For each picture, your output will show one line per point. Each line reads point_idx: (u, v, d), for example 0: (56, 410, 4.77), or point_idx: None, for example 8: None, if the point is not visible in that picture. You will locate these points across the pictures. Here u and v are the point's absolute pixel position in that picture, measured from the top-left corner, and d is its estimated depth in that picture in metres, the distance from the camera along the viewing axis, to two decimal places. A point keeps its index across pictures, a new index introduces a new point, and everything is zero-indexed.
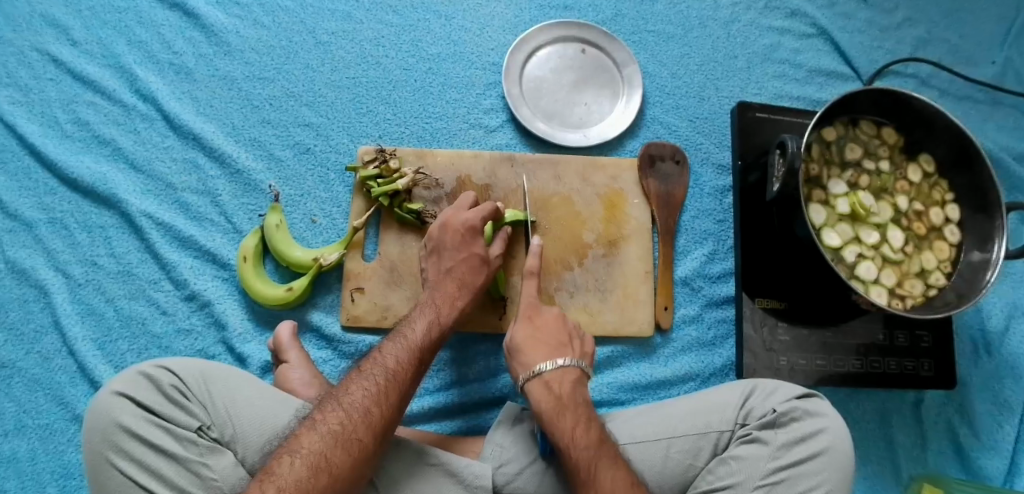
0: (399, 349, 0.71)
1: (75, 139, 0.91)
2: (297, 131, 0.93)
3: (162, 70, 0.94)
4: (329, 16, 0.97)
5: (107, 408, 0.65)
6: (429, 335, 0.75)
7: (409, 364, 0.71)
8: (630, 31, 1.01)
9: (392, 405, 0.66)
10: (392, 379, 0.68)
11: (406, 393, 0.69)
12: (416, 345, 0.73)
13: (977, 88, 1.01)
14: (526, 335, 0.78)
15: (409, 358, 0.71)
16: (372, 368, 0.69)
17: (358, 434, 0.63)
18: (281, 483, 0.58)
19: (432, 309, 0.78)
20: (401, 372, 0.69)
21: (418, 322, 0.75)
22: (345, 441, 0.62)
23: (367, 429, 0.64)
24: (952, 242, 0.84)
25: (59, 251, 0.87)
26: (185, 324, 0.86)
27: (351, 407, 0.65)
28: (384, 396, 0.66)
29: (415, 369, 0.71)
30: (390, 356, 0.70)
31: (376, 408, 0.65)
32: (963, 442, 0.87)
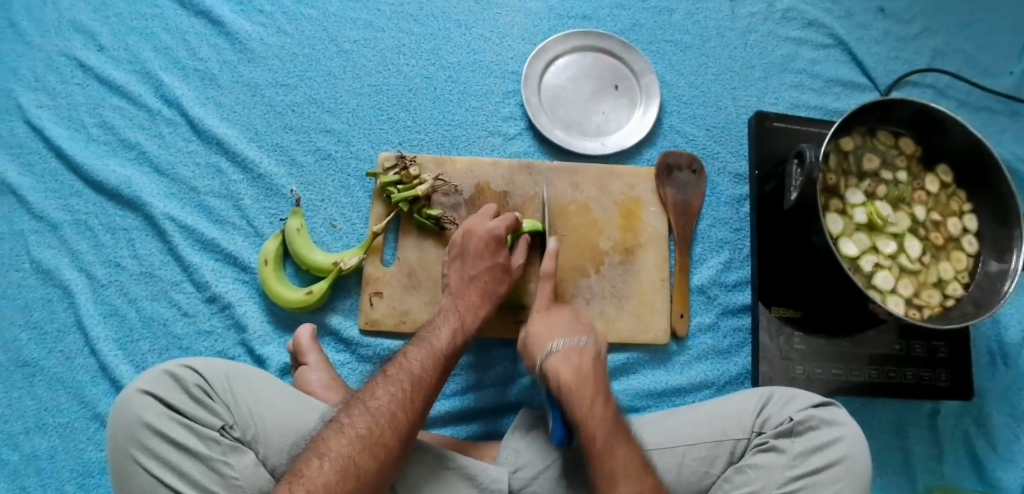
0: (424, 354, 0.73)
1: (101, 143, 0.93)
2: (319, 137, 0.95)
3: (187, 76, 0.96)
4: (351, 25, 0.99)
5: (133, 406, 0.66)
6: (453, 342, 0.76)
7: (434, 370, 0.72)
8: (647, 41, 1.02)
9: (417, 410, 0.68)
10: (418, 386, 0.69)
11: (431, 399, 0.70)
12: (440, 351, 0.74)
13: (995, 99, 1.01)
14: (575, 357, 0.75)
15: (434, 364, 0.72)
16: (397, 373, 0.70)
17: (386, 439, 0.64)
18: (310, 486, 0.59)
19: (456, 316, 0.79)
20: (426, 378, 0.70)
21: (443, 328, 0.77)
22: (373, 445, 0.63)
23: (395, 434, 0.65)
24: (970, 253, 0.84)
25: (84, 252, 0.89)
26: (205, 325, 0.88)
27: (379, 411, 0.66)
28: (410, 401, 0.67)
29: (439, 375, 0.72)
30: (415, 361, 0.71)
31: (402, 413, 0.66)
32: (980, 453, 0.87)
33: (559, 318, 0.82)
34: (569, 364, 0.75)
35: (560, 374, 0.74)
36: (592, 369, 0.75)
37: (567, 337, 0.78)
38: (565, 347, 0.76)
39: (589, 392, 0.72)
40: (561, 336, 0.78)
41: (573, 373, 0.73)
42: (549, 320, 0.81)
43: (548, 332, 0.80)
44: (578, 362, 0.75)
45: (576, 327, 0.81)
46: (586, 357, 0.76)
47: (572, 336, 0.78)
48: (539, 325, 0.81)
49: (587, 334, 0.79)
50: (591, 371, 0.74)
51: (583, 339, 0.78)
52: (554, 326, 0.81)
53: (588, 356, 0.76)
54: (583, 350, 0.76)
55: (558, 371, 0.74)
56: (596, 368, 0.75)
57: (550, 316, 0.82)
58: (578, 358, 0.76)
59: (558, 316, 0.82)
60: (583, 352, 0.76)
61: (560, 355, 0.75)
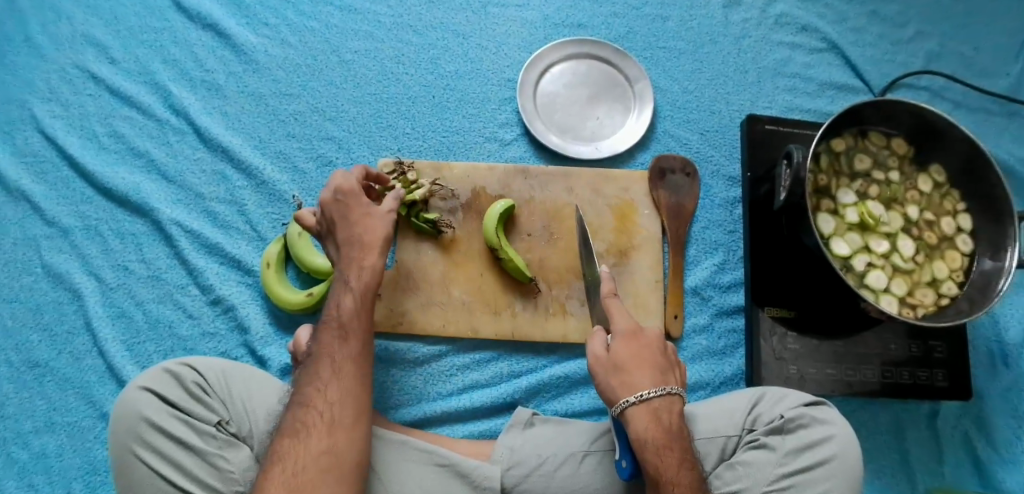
0: (327, 331, 0.71)
1: (111, 152, 0.97)
2: (321, 145, 0.98)
3: (194, 86, 1.00)
4: (353, 36, 1.02)
5: (133, 402, 0.68)
6: (353, 308, 0.72)
7: (334, 343, 0.70)
8: (641, 48, 1.04)
9: (325, 385, 0.67)
10: (322, 365, 0.69)
11: (343, 368, 0.69)
12: (337, 322, 0.72)
13: (991, 100, 1.01)
14: (664, 410, 0.68)
15: (333, 338, 0.71)
16: (306, 362, 0.70)
17: (306, 418, 0.65)
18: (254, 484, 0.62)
19: (340, 285, 0.74)
20: (325, 357, 0.69)
21: (338, 299, 0.73)
22: (293, 429, 0.65)
23: (317, 410, 0.66)
24: (965, 252, 0.83)
25: (93, 256, 0.92)
26: (210, 327, 0.90)
27: (308, 397, 0.67)
28: (318, 382, 0.68)
29: (343, 347, 0.70)
30: (317, 343, 0.71)
31: (312, 394, 0.67)
32: (981, 455, 0.86)
33: (649, 351, 0.71)
34: (658, 420, 0.67)
35: (647, 430, 0.66)
36: (679, 427, 0.68)
37: (657, 384, 0.68)
38: (657, 397, 0.67)
39: (674, 456, 0.66)
40: (653, 385, 0.68)
41: (662, 432, 0.66)
42: (637, 351, 0.70)
43: (637, 373, 0.69)
44: (667, 415, 0.68)
45: (662, 363, 0.71)
46: (674, 411, 0.68)
47: (659, 381, 0.69)
48: (624, 356, 0.70)
49: (672, 378, 0.71)
50: (678, 429, 0.68)
51: (672, 387, 0.69)
52: (641, 361, 0.70)
53: (677, 410, 0.69)
54: (672, 402, 0.69)
55: (645, 427, 0.66)
56: (679, 421, 0.69)
57: (639, 346, 0.70)
58: (668, 413, 0.68)
59: (648, 344, 0.71)
60: (670, 403, 0.68)
61: (650, 408, 0.67)
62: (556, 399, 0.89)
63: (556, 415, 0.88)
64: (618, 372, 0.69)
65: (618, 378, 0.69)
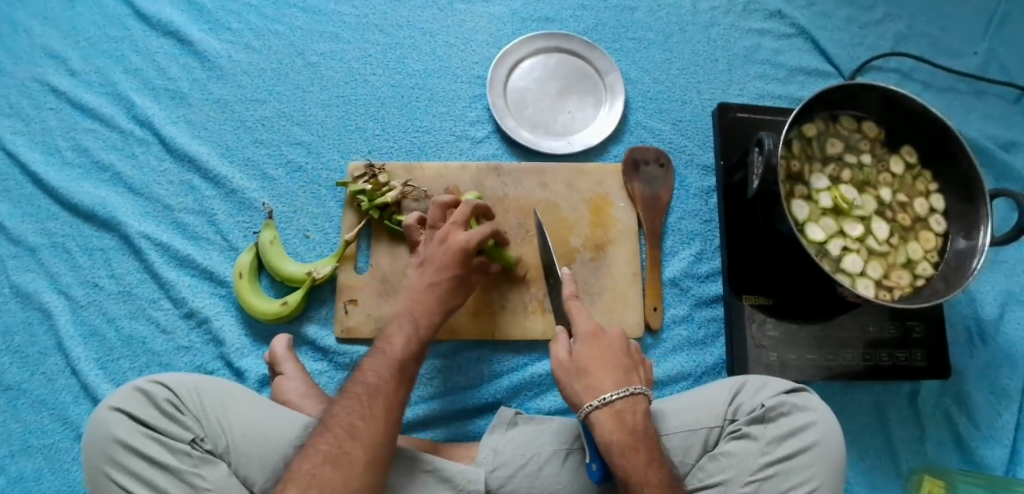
0: (380, 363, 0.72)
1: (75, 166, 0.94)
2: (289, 150, 0.96)
3: (158, 96, 0.98)
4: (318, 38, 1.01)
5: (105, 423, 0.67)
6: (409, 346, 0.75)
7: (392, 377, 0.71)
8: (611, 40, 1.03)
9: (378, 418, 0.67)
10: (377, 396, 0.68)
11: (393, 405, 0.69)
12: (396, 357, 0.73)
13: (959, 80, 1.02)
14: (628, 411, 0.68)
15: (390, 371, 0.71)
16: (354, 387, 0.69)
17: (349, 448, 0.64)
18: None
19: (411, 321, 0.77)
20: (382, 388, 0.69)
21: (398, 335, 0.75)
22: (334, 457, 0.62)
23: (361, 445, 0.64)
24: (938, 232, 0.84)
25: (61, 274, 0.90)
26: (184, 341, 0.88)
27: (356, 427, 0.65)
28: (369, 411, 0.67)
29: (398, 382, 0.71)
30: (371, 373, 0.70)
31: (362, 424, 0.65)
32: (963, 432, 0.86)
33: (612, 353, 0.72)
34: (622, 422, 0.67)
35: (611, 433, 0.66)
36: (645, 426, 0.68)
37: (620, 385, 0.69)
38: (620, 398, 0.68)
39: (643, 455, 0.65)
40: (616, 386, 0.69)
41: (627, 433, 0.66)
42: (599, 353, 0.71)
43: (601, 374, 0.70)
44: (631, 416, 0.67)
45: (625, 365, 0.72)
46: (638, 412, 0.68)
47: (623, 382, 0.70)
48: (587, 358, 0.71)
49: (636, 378, 0.71)
50: (644, 429, 0.67)
51: (636, 386, 0.70)
52: (604, 363, 0.71)
53: (641, 410, 0.68)
54: (636, 402, 0.69)
55: (610, 429, 0.66)
56: (645, 421, 0.68)
57: (602, 347, 0.72)
58: (632, 413, 0.68)
59: (610, 347, 0.73)
60: (635, 404, 0.69)
61: (614, 410, 0.67)
62: (539, 396, 0.89)
63: (539, 413, 0.88)
64: (581, 376, 0.70)
65: (581, 382, 0.70)
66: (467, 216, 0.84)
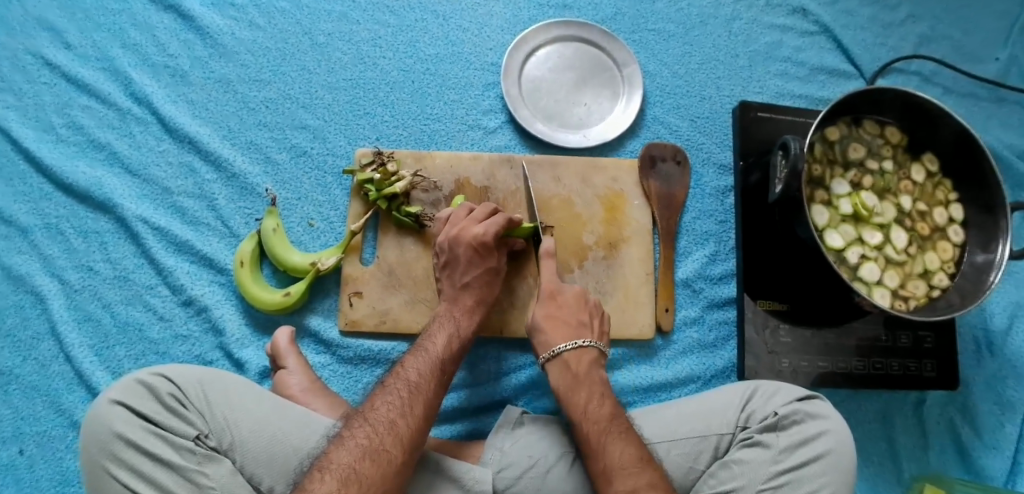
0: (422, 361, 0.72)
1: (70, 144, 0.90)
2: (294, 134, 0.92)
3: (157, 73, 0.93)
4: (325, 17, 0.96)
5: (105, 418, 0.64)
6: (449, 347, 0.75)
7: (433, 377, 0.71)
8: (630, 30, 1.00)
9: (419, 417, 0.67)
10: (419, 394, 0.69)
11: (433, 405, 0.69)
12: (437, 357, 0.73)
13: (980, 85, 1.00)
14: (573, 360, 0.77)
15: (432, 371, 0.72)
16: (395, 383, 0.69)
17: (389, 446, 0.63)
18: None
19: (451, 322, 0.78)
20: (424, 386, 0.69)
21: (438, 336, 0.76)
22: (373, 452, 0.62)
23: (401, 443, 0.64)
24: (956, 242, 0.83)
25: (55, 257, 0.86)
26: (182, 330, 0.86)
27: (397, 425, 0.65)
28: (409, 408, 0.67)
29: (439, 382, 0.71)
30: (413, 370, 0.71)
31: (402, 421, 0.65)
32: (966, 441, 0.87)
33: (568, 312, 0.80)
34: (566, 368, 0.76)
35: (557, 378, 0.76)
36: (589, 372, 0.76)
37: (569, 338, 0.78)
38: (567, 350, 0.77)
39: (585, 393, 0.74)
40: (565, 339, 0.78)
41: (569, 377, 0.76)
42: (554, 313, 0.80)
43: (551, 330, 0.78)
44: (575, 364, 0.77)
45: (580, 322, 0.80)
46: (584, 360, 0.77)
47: (573, 336, 0.78)
48: (543, 319, 0.79)
49: (589, 332, 0.79)
50: (588, 375, 0.76)
51: (584, 339, 0.78)
52: (559, 323, 0.79)
53: (585, 359, 0.77)
54: (583, 352, 0.77)
55: (557, 376, 0.76)
56: (592, 368, 0.77)
57: (557, 306, 0.80)
58: (576, 362, 0.77)
59: (567, 306, 0.80)
60: (581, 354, 0.77)
61: (561, 359, 0.77)
62: (545, 396, 0.87)
63: (546, 412, 0.87)
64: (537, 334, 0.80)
65: (538, 338, 0.79)
66: (489, 216, 0.84)
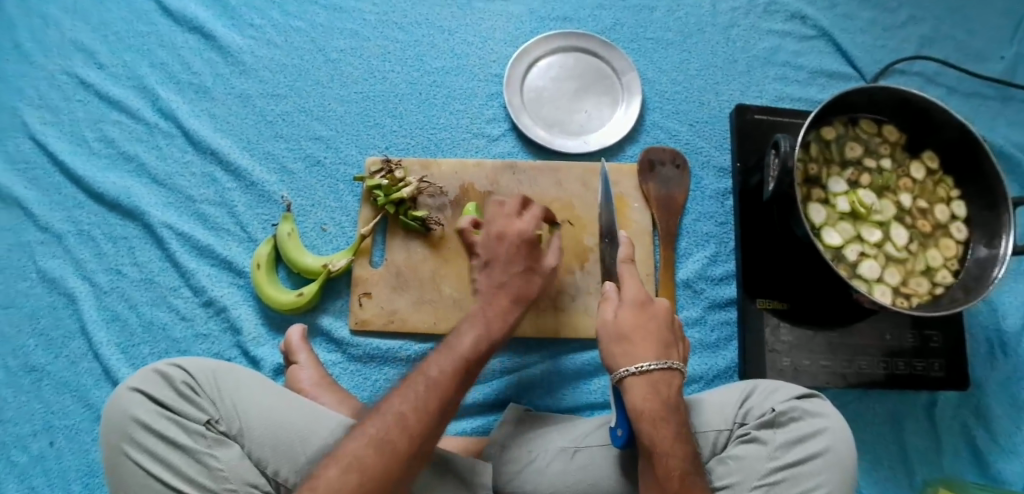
0: (450, 361, 0.70)
1: (102, 156, 0.97)
2: (308, 145, 0.98)
3: (182, 89, 1.00)
4: (338, 35, 1.02)
5: (123, 403, 0.69)
6: (480, 344, 0.73)
7: (456, 374, 0.70)
8: (629, 39, 1.03)
9: (431, 409, 0.66)
10: (438, 388, 0.68)
11: (450, 402, 0.68)
12: (462, 354, 0.71)
13: (986, 84, 1.00)
14: (663, 383, 0.69)
15: (456, 368, 0.70)
16: (416, 376, 0.69)
17: (392, 436, 0.64)
18: (320, 484, 0.61)
19: (481, 322, 0.75)
20: (442, 382, 0.69)
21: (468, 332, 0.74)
22: (378, 441, 0.63)
23: (410, 441, 0.64)
24: (959, 240, 0.82)
25: (86, 261, 0.93)
26: (203, 329, 0.91)
27: (405, 418, 0.65)
28: (423, 401, 0.67)
29: (461, 379, 0.70)
30: (440, 366, 0.70)
31: (412, 413, 0.66)
32: (980, 444, 0.85)
33: (654, 324, 0.73)
34: (655, 391, 0.68)
35: (642, 400, 0.67)
36: (674, 407, 0.68)
37: (658, 357, 0.70)
38: (656, 369, 0.69)
39: (671, 428, 0.66)
40: (654, 358, 0.70)
41: (659, 403, 0.67)
42: (643, 322, 0.72)
43: (640, 344, 0.71)
44: (665, 389, 0.69)
45: (666, 340, 0.72)
46: (673, 385, 0.70)
47: (662, 355, 0.71)
48: (629, 326, 0.72)
49: (674, 354, 0.72)
50: (674, 403, 0.68)
51: (673, 361, 0.71)
52: (646, 333, 0.72)
53: (674, 384, 0.70)
54: (671, 376, 0.70)
55: (641, 396, 0.68)
56: (678, 395, 0.70)
57: (645, 316, 0.73)
58: (666, 385, 0.69)
59: (655, 318, 0.73)
60: (670, 377, 0.70)
61: (650, 380, 0.68)
62: (549, 394, 0.89)
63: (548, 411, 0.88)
64: (620, 342, 0.71)
65: (621, 349, 0.71)
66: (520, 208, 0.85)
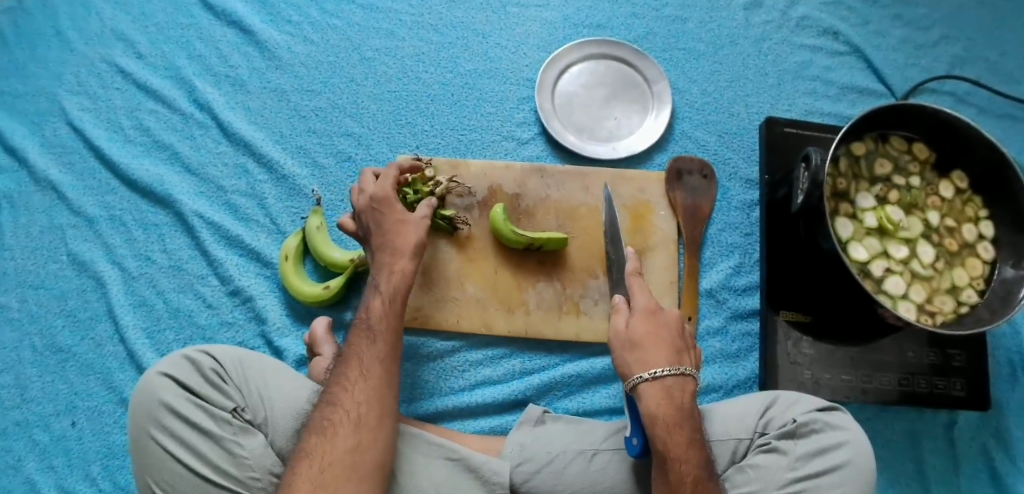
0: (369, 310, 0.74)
1: (137, 144, 0.99)
2: (340, 141, 0.99)
3: (218, 82, 1.02)
4: (374, 34, 1.04)
5: (152, 387, 0.70)
6: (387, 320, 0.74)
7: (387, 353, 0.72)
8: (661, 49, 1.04)
9: (369, 393, 0.68)
10: (377, 341, 0.72)
11: (386, 381, 0.70)
12: (387, 332, 0.73)
13: (1017, 107, 1.00)
14: (676, 389, 0.68)
15: (385, 347, 0.72)
16: (348, 363, 0.71)
17: (347, 422, 0.66)
18: (305, 451, 0.64)
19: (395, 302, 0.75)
20: (372, 364, 0.70)
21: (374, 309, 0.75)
22: (359, 446, 0.65)
23: (369, 399, 0.68)
24: (986, 259, 0.82)
25: (117, 246, 0.95)
26: (228, 317, 0.92)
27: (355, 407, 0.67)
28: (362, 387, 0.69)
29: (394, 357, 0.72)
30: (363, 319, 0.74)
31: (357, 400, 0.68)
32: (999, 466, 0.85)
33: (666, 331, 0.72)
34: (670, 397, 0.67)
35: (656, 406, 0.67)
36: (689, 412, 0.68)
37: (669, 363, 0.69)
38: (668, 375, 0.68)
39: (684, 434, 0.66)
40: (667, 364, 0.69)
41: (673, 409, 0.67)
42: (654, 329, 0.71)
43: (653, 349, 0.70)
44: (679, 394, 0.68)
45: (678, 346, 0.72)
46: (687, 391, 0.69)
47: (674, 361, 0.70)
48: (641, 332, 0.71)
49: (687, 360, 0.71)
50: (688, 409, 0.68)
51: (686, 367, 0.70)
52: (658, 340, 0.71)
53: (688, 390, 0.69)
54: (685, 382, 0.69)
55: (655, 402, 0.67)
56: (692, 402, 0.69)
57: (656, 324, 0.72)
58: (680, 392, 0.68)
59: (667, 325, 0.72)
60: (683, 383, 0.69)
61: (663, 385, 0.68)
62: (568, 397, 0.90)
63: (567, 413, 0.89)
64: (633, 350, 0.70)
65: (632, 355, 0.70)
66: None
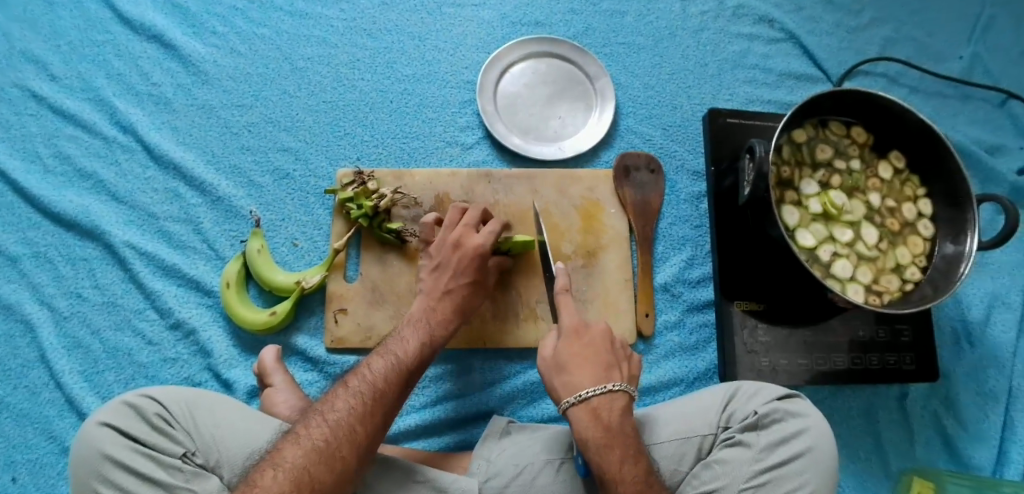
0: (388, 364, 0.72)
1: (57, 174, 0.92)
2: (276, 157, 0.95)
3: (141, 101, 0.96)
4: (305, 42, 0.99)
5: (92, 439, 0.65)
6: (419, 353, 0.75)
7: (397, 383, 0.71)
8: (601, 44, 1.03)
9: (375, 419, 0.67)
10: (401, 370, 0.72)
11: (390, 411, 0.69)
12: (405, 364, 0.73)
13: (946, 84, 1.03)
14: (604, 408, 0.68)
15: (397, 375, 0.71)
16: (357, 381, 0.69)
17: (340, 446, 0.63)
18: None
19: (422, 328, 0.78)
20: (385, 389, 0.69)
21: (409, 341, 0.76)
22: (329, 456, 0.63)
23: (371, 424, 0.66)
24: (926, 236, 0.84)
25: (44, 285, 0.88)
26: (171, 353, 0.87)
27: (353, 427, 0.65)
28: (368, 410, 0.67)
29: (404, 388, 0.72)
30: (377, 372, 0.70)
31: (356, 421, 0.66)
32: (951, 433, 0.87)
33: (593, 350, 0.72)
34: (598, 419, 0.67)
35: (586, 429, 0.67)
36: (622, 427, 0.67)
37: (596, 382, 0.69)
38: (595, 395, 0.68)
39: (617, 452, 0.65)
40: (593, 383, 0.69)
41: (601, 429, 0.66)
42: (579, 348, 0.71)
43: (578, 371, 0.70)
44: (607, 413, 0.68)
45: (608, 362, 0.71)
46: (616, 408, 0.68)
47: (601, 378, 0.70)
48: (566, 356, 0.71)
49: (618, 375, 0.71)
50: (621, 426, 0.67)
51: (614, 383, 0.69)
52: (584, 359, 0.71)
53: (618, 406, 0.69)
54: (614, 399, 0.69)
55: (584, 424, 0.67)
56: (625, 418, 0.68)
57: (582, 344, 0.72)
58: (607, 410, 0.68)
59: (593, 343, 0.72)
60: (612, 401, 0.69)
61: (589, 407, 0.68)
62: (532, 405, 0.88)
63: (532, 421, 0.87)
64: (560, 373, 0.70)
65: (560, 379, 0.70)
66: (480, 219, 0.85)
